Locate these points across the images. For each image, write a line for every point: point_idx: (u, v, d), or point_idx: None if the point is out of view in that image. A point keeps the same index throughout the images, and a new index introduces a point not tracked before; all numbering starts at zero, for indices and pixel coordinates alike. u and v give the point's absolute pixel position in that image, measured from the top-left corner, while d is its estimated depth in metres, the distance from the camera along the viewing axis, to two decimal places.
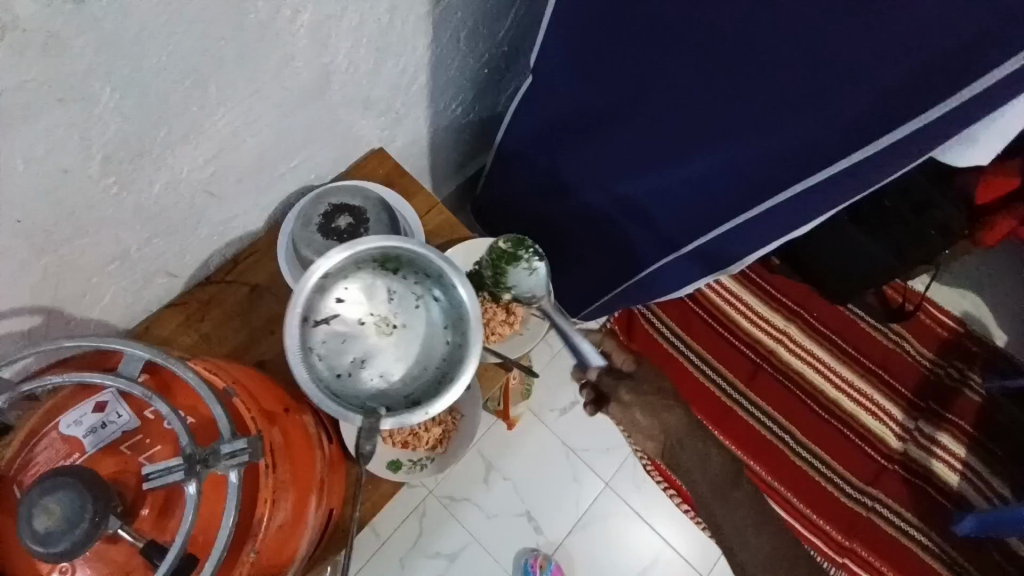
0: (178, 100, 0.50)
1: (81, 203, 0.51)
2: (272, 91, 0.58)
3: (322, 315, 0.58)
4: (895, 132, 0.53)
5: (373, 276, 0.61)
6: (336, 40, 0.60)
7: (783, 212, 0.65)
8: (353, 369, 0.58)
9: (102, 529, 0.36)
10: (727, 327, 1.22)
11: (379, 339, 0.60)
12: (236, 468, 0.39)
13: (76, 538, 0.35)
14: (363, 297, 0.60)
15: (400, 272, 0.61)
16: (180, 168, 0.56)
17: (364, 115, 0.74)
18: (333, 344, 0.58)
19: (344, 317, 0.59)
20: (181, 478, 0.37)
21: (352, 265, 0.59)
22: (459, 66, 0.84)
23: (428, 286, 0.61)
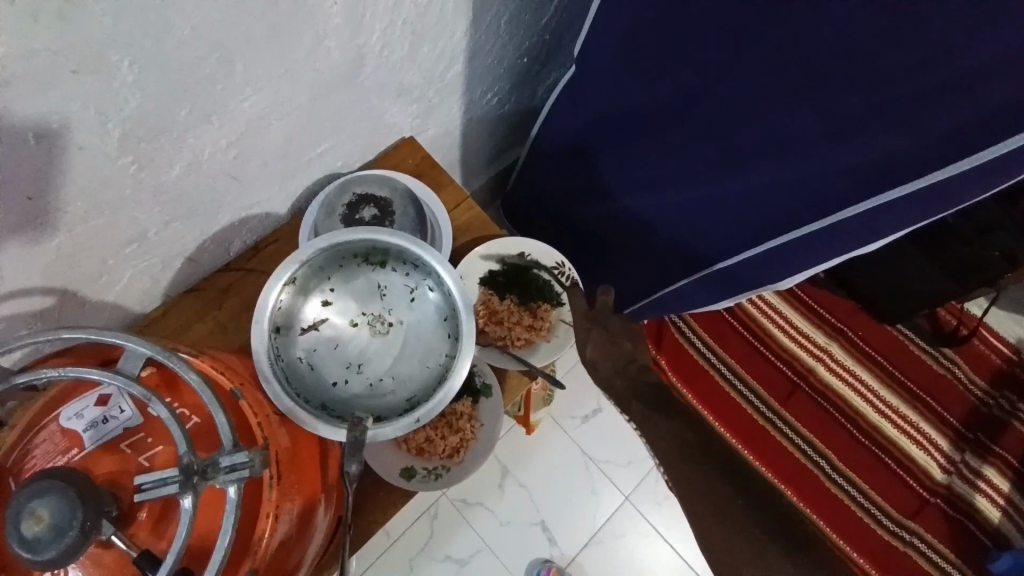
0: (201, 77, 0.47)
1: (98, 183, 0.48)
2: (301, 73, 0.55)
3: (309, 322, 0.56)
4: (998, 146, 0.47)
5: (358, 273, 0.58)
6: (371, 20, 0.56)
7: (847, 228, 0.59)
8: (349, 375, 0.56)
9: (93, 536, 0.34)
10: (764, 341, 1.16)
11: (372, 340, 0.58)
12: (236, 484, 0.36)
13: (66, 545, 0.32)
14: (350, 297, 0.58)
15: (388, 265, 0.58)
16: (202, 149, 0.54)
17: (396, 102, 0.71)
18: (325, 352, 0.56)
19: (332, 320, 0.57)
20: (177, 491, 0.34)
21: (333, 264, 0.57)
22: (498, 54, 0.80)
23: (418, 277, 0.58)
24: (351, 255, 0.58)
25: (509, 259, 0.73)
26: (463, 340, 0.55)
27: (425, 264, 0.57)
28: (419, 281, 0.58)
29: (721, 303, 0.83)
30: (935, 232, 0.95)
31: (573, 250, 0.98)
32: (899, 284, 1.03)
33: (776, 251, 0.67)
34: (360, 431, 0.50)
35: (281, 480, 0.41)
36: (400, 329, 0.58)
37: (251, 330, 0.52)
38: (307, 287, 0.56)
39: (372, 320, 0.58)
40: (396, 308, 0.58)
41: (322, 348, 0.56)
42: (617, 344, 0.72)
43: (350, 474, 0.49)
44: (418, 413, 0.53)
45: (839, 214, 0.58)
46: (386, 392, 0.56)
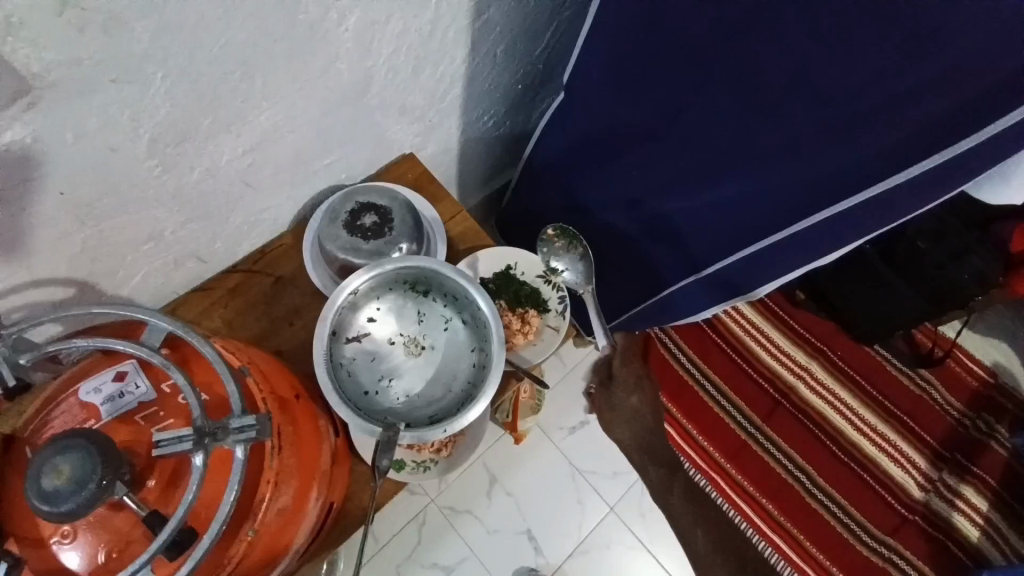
0: (225, 91, 0.53)
1: (125, 183, 0.53)
2: (315, 90, 0.61)
3: (353, 333, 0.62)
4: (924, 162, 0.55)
5: (403, 298, 0.64)
6: (379, 45, 0.62)
7: (822, 240, 0.67)
8: (380, 387, 0.62)
9: (107, 494, 0.37)
10: (750, 361, 1.20)
11: (406, 359, 0.63)
12: (243, 444, 0.40)
13: (83, 499, 0.35)
14: (393, 317, 0.64)
15: (430, 294, 0.64)
16: (220, 156, 0.59)
17: (399, 120, 0.77)
18: (363, 363, 0.62)
19: (374, 336, 0.63)
20: (190, 449, 0.38)
21: (384, 285, 0.63)
22: (494, 80, 0.87)
23: (456, 308, 0.64)
24: (401, 280, 0.63)
25: (498, 270, 0.77)
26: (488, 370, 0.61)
27: (464, 299, 0.63)
28: (456, 313, 0.64)
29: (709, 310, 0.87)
30: (909, 255, 1.01)
31: None
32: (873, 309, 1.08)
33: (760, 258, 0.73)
34: (395, 434, 0.56)
35: (282, 453, 0.45)
36: (432, 353, 0.63)
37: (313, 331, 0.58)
38: (359, 302, 0.62)
39: (410, 343, 0.64)
40: (431, 334, 0.64)
41: (361, 359, 0.62)
42: None
43: (381, 467, 0.58)
44: (445, 426, 0.57)
45: (794, 227, 0.67)
46: (413, 408, 0.62)
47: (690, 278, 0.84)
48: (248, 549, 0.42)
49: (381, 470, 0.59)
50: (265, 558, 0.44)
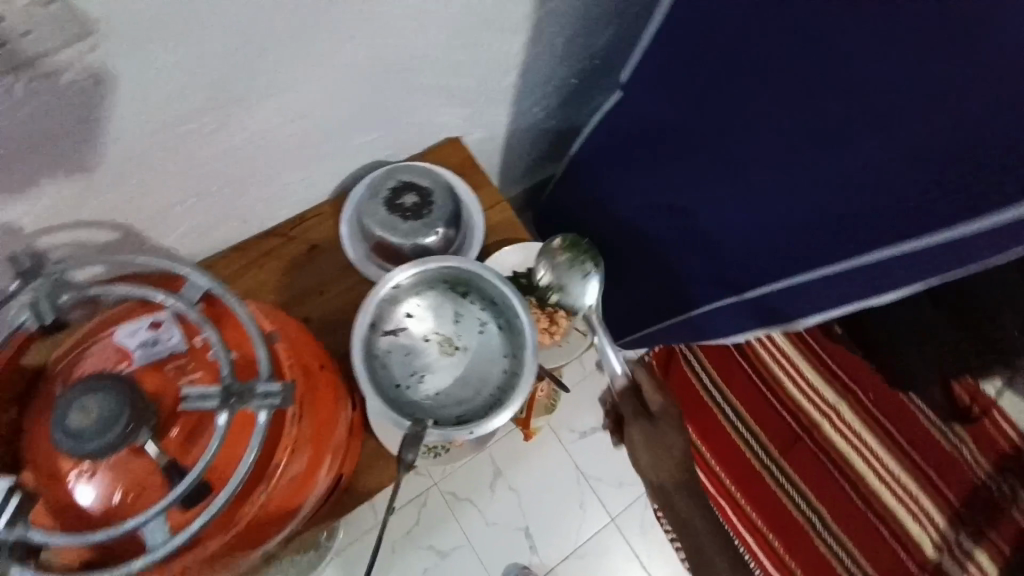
0: (277, 57, 0.52)
1: (174, 138, 0.54)
2: (366, 64, 0.60)
3: (391, 326, 0.63)
4: (974, 224, 0.51)
5: (442, 296, 0.64)
6: (437, 24, 0.62)
7: (867, 278, 0.60)
8: (412, 382, 0.62)
9: (131, 439, 0.37)
10: (774, 391, 1.17)
11: (439, 357, 0.63)
12: (266, 410, 0.41)
13: (105, 441, 0.36)
14: (430, 314, 0.64)
15: (468, 296, 0.64)
16: (267, 120, 0.59)
17: (449, 101, 0.76)
18: (397, 356, 0.62)
19: (411, 331, 0.63)
20: (216, 407, 0.40)
21: (425, 283, 0.63)
22: (549, 71, 0.85)
23: (493, 313, 0.64)
24: (441, 279, 0.64)
25: (531, 266, 0.74)
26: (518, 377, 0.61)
27: (502, 304, 0.63)
28: (492, 317, 0.64)
29: (736, 337, 0.82)
30: (957, 298, 0.94)
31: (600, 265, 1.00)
32: (907, 344, 1.02)
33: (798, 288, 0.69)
34: (421, 427, 0.57)
35: (302, 421, 0.46)
36: (465, 354, 0.63)
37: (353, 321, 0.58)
38: (399, 296, 0.63)
39: (444, 342, 0.64)
40: (465, 335, 0.64)
41: (396, 352, 0.62)
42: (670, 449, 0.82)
43: (406, 460, 0.58)
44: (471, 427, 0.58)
45: (829, 268, 0.63)
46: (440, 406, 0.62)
47: (732, 298, 0.78)
48: (258, 512, 0.43)
49: (408, 463, 0.59)
50: (274, 523, 0.45)
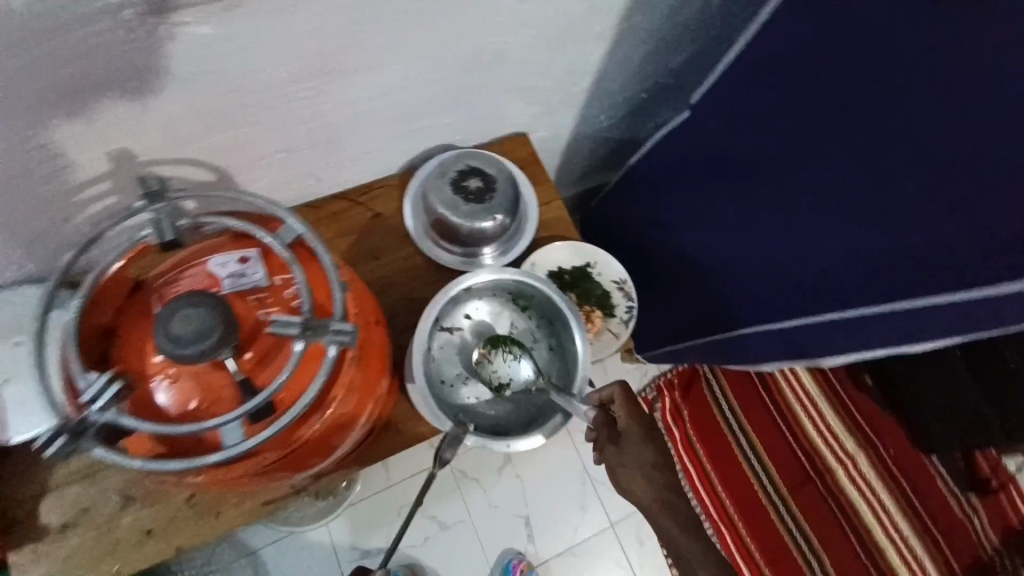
0: (383, 37, 0.58)
1: (280, 94, 0.59)
2: (457, 52, 0.65)
3: (449, 324, 0.71)
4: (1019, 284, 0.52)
5: (501, 306, 0.72)
6: (527, 25, 0.66)
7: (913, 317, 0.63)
8: (457, 380, 0.71)
9: (218, 352, 0.42)
10: (792, 430, 1.17)
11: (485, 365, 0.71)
12: (336, 346, 0.45)
13: (201, 349, 0.41)
14: (486, 322, 0.72)
15: (525, 312, 0.72)
16: (361, 91, 0.64)
17: (523, 97, 0.80)
18: (449, 353, 0.71)
19: (465, 334, 0.72)
20: (294, 335, 0.44)
21: (490, 291, 0.72)
22: (620, 83, 0.88)
23: (543, 333, 0.72)
24: (504, 291, 0.72)
25: (577, 264, 0.78)
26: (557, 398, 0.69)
27: (553, 328, 0.71)
28: (542, 337, 0.72)
29: (773, 364, 0.79)
30: (992, 363, 0.94)
31: (639, 276, 1.02)
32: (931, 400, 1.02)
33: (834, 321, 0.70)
34: (462, 431, 0.63)
35: (358, 364, 0.50)
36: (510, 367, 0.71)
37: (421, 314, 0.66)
38: (463, 300, 0.71)
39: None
40: None
41: (449, 349, 0.71)
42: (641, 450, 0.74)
43: (445, 458, 0.64)
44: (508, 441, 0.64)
45: (867, 309, 0.64)
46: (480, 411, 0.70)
47: (765, 326, 0.78)
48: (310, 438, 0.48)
49: (444, 459, 0.65)
50: (318, 452, 0.50)
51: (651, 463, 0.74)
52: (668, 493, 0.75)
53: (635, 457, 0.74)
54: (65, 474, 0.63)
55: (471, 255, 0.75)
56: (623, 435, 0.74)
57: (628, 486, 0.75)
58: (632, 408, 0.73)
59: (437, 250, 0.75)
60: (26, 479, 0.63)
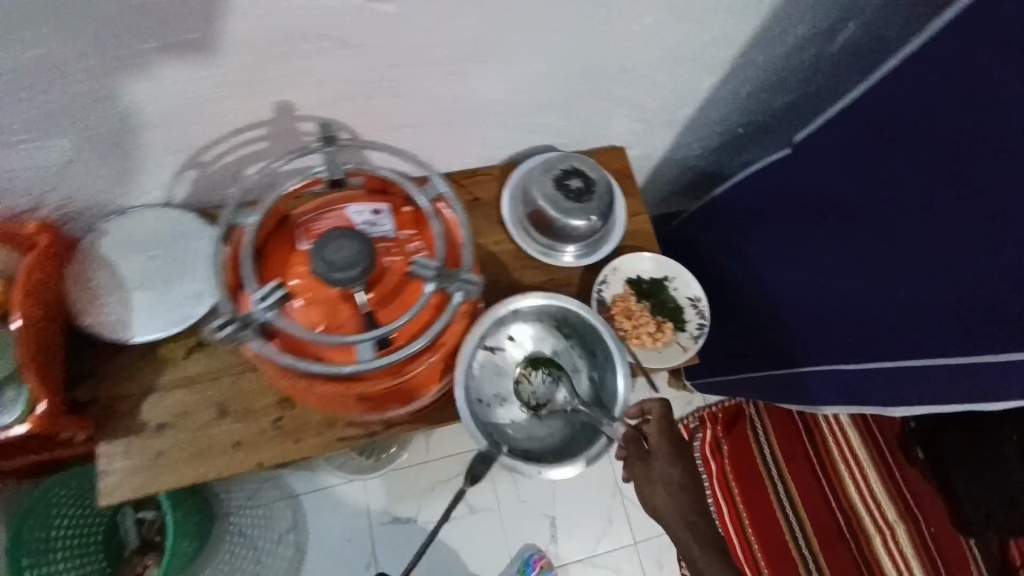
0: (528, 35, 0.63)
1: (426, 73, 0.64)
2: (585, 60, 0.70)
3: (492, 344, 0.73)
4: None
5: (545, 330, 0.75)
6: (654, 44, 0.71)
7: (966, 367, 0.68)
8: (494, 400, 0.72)
9: (363, 280, 0.48)
10: (832, 486, 1.18)
11: (523, 388, 0.73)
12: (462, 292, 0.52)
13: (352, 274, 0.47)
14: (528, 345, 0.74)
15: (567, 339, 0.75)
16: (493, 83, 0.70)
17: (630, 113, 0.85)
18: (489, 373, 0.73)
19: (506, 355, 0.74)
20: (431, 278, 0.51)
21: (536, 315, 0.74)
22: (721, 114, 0.92)
23: (584, 362, 0.75)
24: (551, 316, 0.74)
25: (657, 276, 0.81)
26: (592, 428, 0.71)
27: (595, 358, 0.74)
28: (581, 366, 0.75)
29: (836, 406, 0.85)
30: None
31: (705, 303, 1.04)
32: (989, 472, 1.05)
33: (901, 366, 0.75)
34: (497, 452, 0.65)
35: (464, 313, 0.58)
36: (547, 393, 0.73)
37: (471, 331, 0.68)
38: (510, 321, 0.73)
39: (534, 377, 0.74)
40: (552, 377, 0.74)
41: (489, 369, 0.73)
42: (666, 469, 0.76)
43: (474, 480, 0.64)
44: (541, 470, 0.66)
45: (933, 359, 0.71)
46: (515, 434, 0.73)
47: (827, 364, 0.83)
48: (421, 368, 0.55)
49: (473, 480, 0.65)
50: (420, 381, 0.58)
51: (678, 482, 0.76)
52: (690, 509, 0.77)
53: (663, 474, 0.76)
54: (169, 380, 0.69)
55: (554, 249, 0.79)
56: (651, 453, 0.76)
57: (654, 501, 0.77)
58: (665, 428, 0.77)
59: (528, 240, 0.79)
60: (134, 377, 0.69)
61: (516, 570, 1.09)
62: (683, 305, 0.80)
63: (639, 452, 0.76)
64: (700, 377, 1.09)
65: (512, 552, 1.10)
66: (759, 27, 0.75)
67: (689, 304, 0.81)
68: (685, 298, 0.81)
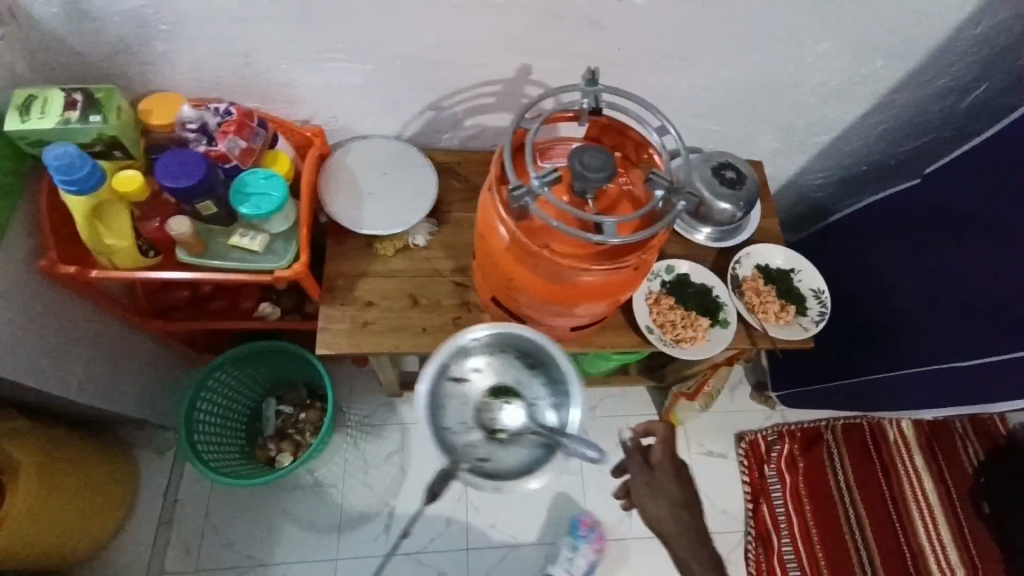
0: (726, 45, 0.80)
1: (638, 64, 0.81)
2: (759, 76, 0.86)
3: (458, 373, 0.73)
4: None
5: (510, 361, 0.75)
6: (817, 72, 0.87)
7: None
8: (458, 429, 0.71)
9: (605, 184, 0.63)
10: (902, 523, 1.21)
11: (487, 418, 0.72)
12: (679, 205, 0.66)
13: (602, 175, 0.62)
14: (493, 374, 0.74)
15: (533, 368, 0.75)
16: (681, 83, 0.86)
17: (775, 132, 0.99)
18: (454, 402, 0.72)
19: (472, 383, 0.74)
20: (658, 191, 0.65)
21: (501, 345, 0.75)
22: (849, 149, 1.06)
23: (550, 388, 0.74)
24: (516, 346, 0.75)
25: (784, 267, 0.93)
26: (559, 454, 0.68)
27: (559, 385, 0.73)
28: (548, 393, 0.74)
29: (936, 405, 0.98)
30: None
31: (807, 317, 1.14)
32: None
33: (1001, 366, 0.86)
34: None
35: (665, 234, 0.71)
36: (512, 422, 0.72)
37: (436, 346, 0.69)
38: (476, 351, 0.75)
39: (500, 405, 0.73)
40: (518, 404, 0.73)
41: (454, 398, 0.72)
42: None
43: None
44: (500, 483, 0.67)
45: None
46: (479, 463, 0.70)
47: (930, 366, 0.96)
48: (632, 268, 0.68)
49: None
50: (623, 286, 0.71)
51: None
52: None
53: None
54: (381, 268, 0.85)
55: (694, 228, 0.92)
56: None
57: None
58: None
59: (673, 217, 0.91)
60: (356, 262, 0.85)
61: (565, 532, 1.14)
62: (805, 294, 0.92)
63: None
64: (803, 384, 1.21)
65: (558, 510, 1.17)
66: (906, 73, 0.89)
67: (811, 294, 0.92)
68: (808, 289, 0.93)
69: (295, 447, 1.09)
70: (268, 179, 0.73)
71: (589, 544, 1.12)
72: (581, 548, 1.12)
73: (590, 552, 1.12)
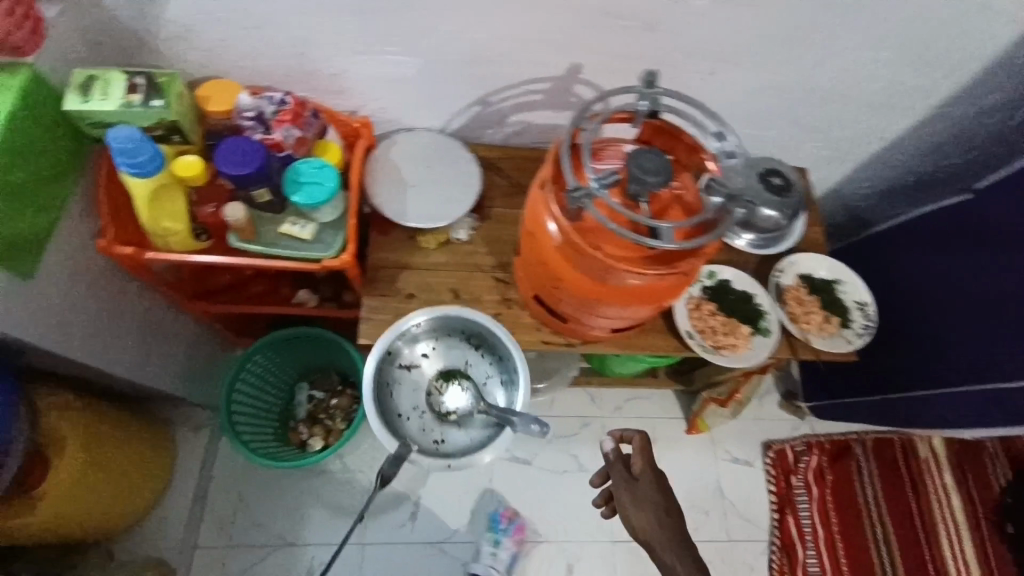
0: (782, 50, 0.78)
1: (690, 67, 0.80)
2: (812, 82, 0.84)
3: (407, 361, 0.81)
4: None
5: (457, 343, 0.83)
6: (873, 80, 0.85)
7: None
8: (412, 412, 0.80)
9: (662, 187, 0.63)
10: (928, 540, 1.19)
11: (438, 399, 0.80)
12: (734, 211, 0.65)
13: (659, 178, 0.62)
14: (441, 358, 0.82)
15: (478, 348, 0.83)
16: (732, 87, 0.84)
17: (824, 139, 0.97)
18: (406, 388, 0.81)
19: (422, 369, 0.82)
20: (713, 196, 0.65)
21: (443, 331, 0.82)
22: (898, 159, 1.03)
23: (496, 367, 0.82)
24: (458, 330, 0.82)
25: (829, 278, 0.92)
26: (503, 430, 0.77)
27: (504, 363, 0.81)
28: (494, 371, 0.82)
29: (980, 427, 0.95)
30: None
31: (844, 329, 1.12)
32: None
33: None
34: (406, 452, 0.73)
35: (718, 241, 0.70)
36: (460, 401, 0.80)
37: (381, 337, 0.75)
38: (421, 337, 0.81)
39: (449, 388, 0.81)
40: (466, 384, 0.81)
41: (405, 385, 0.81)
42: (644, 488, 0.82)
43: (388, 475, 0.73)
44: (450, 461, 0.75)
45: None
46: (434, 442, 0.79)
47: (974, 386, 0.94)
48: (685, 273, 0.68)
49: (387, 478, 0.75)
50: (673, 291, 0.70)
51: (662, 505, 0.81)
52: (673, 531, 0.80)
53: (646, 497, 0.82)
54: (421, 261, 0.86)
55: (733, 233, 0.90)
56: (637, 478, 0.83)
57: (635, 522, 0.81)
58: (645, 450, 0.83)
59: None
60: (398, 254, 0.86)
61: (485, 528, 1.13)
62: (849, 305, 0.90)
63: (623, 474, 0.83)
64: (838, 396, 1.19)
65: (478, 508, 1.15)
66: (965, 84, 0.87)
67: (855, 306, 0.91)
68: (852, 300, 0.91)
69: (326, 432, 1.10)
70: (321, 170, 0.74)
71: (509, 536, 1.12)
72: (502, 542, 1.11)
73: (511, 544, 1.11)
